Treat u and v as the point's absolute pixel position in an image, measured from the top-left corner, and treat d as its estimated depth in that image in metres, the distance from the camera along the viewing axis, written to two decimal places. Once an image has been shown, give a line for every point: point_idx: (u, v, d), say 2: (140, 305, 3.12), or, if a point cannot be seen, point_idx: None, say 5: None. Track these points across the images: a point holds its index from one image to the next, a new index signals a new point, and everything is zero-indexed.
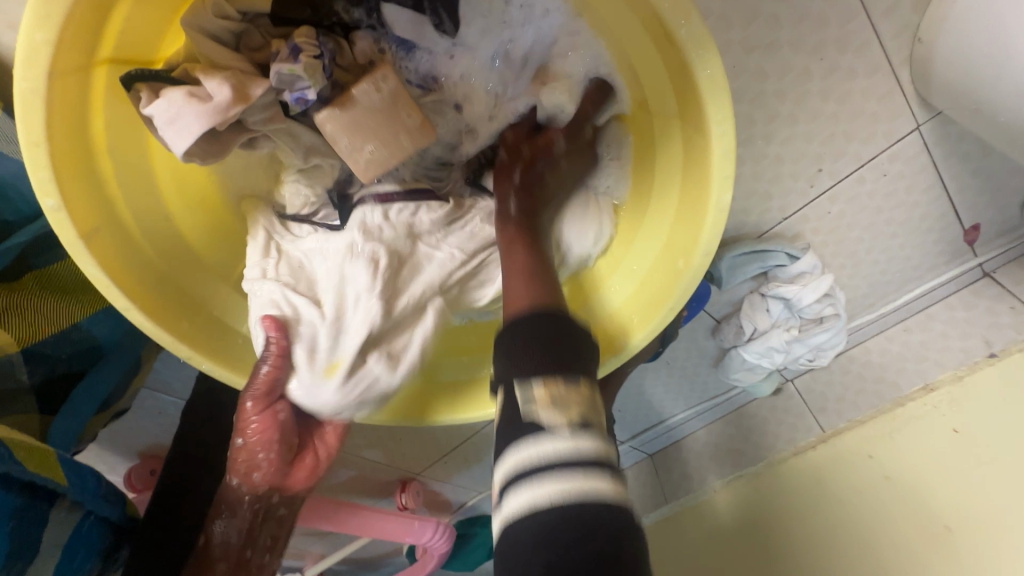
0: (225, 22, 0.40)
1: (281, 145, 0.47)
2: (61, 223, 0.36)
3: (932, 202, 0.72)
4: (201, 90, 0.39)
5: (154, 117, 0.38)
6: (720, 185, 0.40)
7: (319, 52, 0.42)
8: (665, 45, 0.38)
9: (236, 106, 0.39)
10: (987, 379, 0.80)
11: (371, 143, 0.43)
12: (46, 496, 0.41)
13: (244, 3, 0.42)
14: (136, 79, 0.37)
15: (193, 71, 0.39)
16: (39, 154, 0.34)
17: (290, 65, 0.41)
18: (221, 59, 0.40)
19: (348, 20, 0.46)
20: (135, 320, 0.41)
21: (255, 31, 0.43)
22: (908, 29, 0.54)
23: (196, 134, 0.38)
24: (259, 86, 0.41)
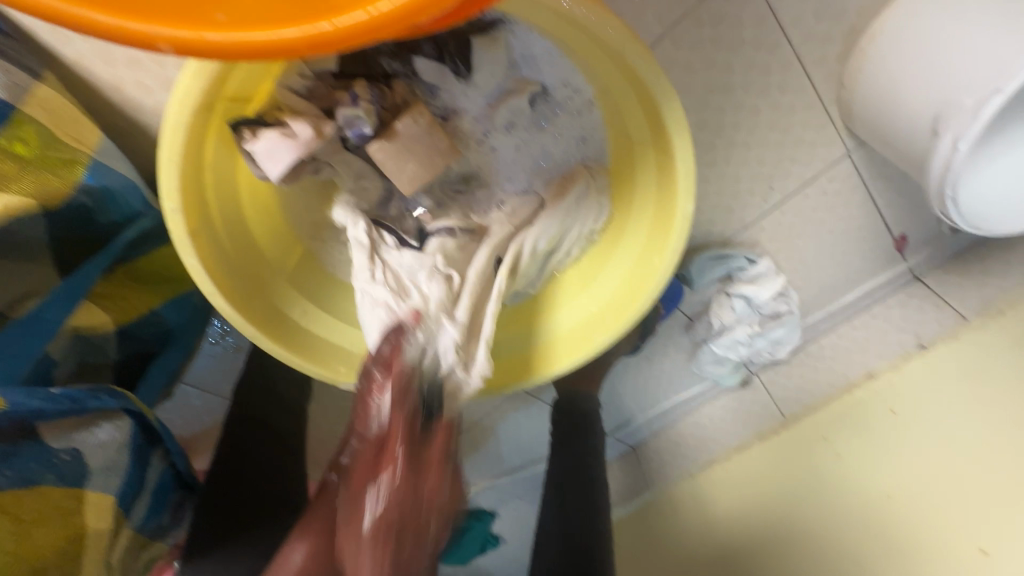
0: (304, 80, 0.51)
1: (339, 172, 0.57)
2: (177, 221, 0.46)
3: (866, 215, 0.86)
4: (290, 130, 0.49)
5: (257, 152, 0.49)
6: (683, 198, 0.52)
7: (373, 98, 0.52)
8: (640, 91, 0.49)
9: (317, 141, 0.49)
10: (918, 369, 0.95)
11: (412, 170, 0.53)
12: (152, 442, 0.58)
13: (314, 62, 0.51)
14: (241, 123, 0.48)
15: (281, 117, 0.50)
16: (172, 168, 0.44)
17: (352, 109, 0.51)
18: (302, 107, 0.50)
19: (388, 72, 0.55)
20: (217, 301, 0.52)
21: (321, 84, 0.52)
22: (833, 76, 0.68)
23: (288, 163, 0.49)
24: (329, 125, 0.51)
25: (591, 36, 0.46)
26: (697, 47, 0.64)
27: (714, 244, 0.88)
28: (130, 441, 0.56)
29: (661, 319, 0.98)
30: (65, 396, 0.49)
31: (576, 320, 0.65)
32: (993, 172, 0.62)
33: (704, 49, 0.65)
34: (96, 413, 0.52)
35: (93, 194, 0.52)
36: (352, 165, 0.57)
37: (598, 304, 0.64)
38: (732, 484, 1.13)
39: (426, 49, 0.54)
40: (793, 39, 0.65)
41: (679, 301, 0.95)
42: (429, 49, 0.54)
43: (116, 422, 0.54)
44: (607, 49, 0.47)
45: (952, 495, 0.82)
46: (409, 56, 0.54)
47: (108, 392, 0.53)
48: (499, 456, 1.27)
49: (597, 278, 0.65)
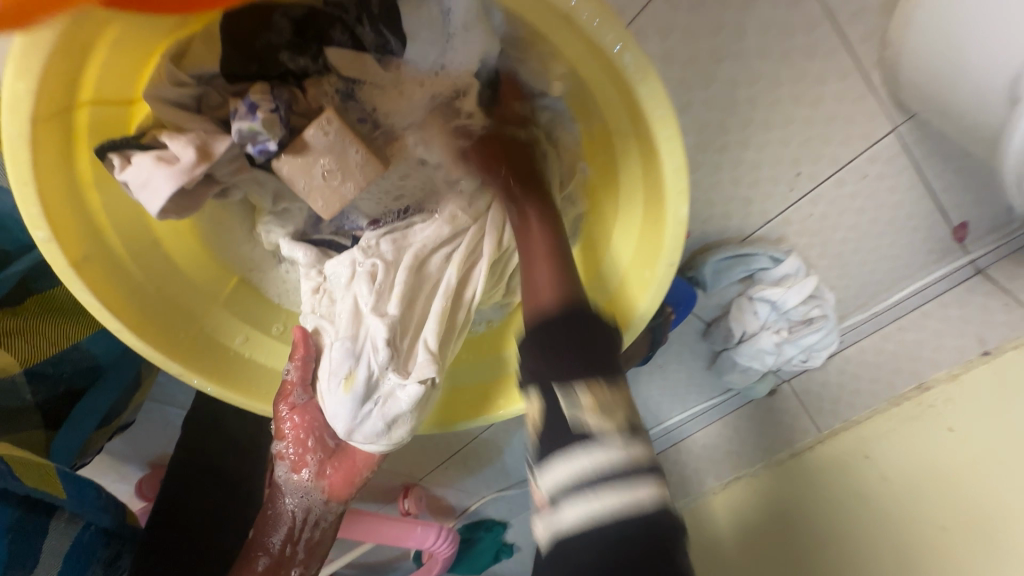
0: (181, 89, 0.43)
1: (249, 191, 0.51)
2: (53, 253, 0.39)
3: (917, 201, 0.72)
4: (168, 153, 0.42)
5: (129, 181, 0.41)
6: (676, 199, 0.41)
7: (274, 105, 0.44)
8: (607, 67, 0.38)
9: (201, 164, 0.42)
10: (980, 380, 0.81)
11: (331, 190, 0.45)
12: (43, 510, 0.44)
13: (196, 66, 0.44)
14: (108, 147, 0.40)
15: (160, 135, 0.43)
16: (27, 192, 0.37)
17: (248, 122, 0.43)
18: (186, 123, 0.44)
19: (295, 70, 0.47)
20: (131, 341, 0.44)
21: (213, 90, 0.46)
22: (875, 34, 0.55)
23: (163, 194, 0.41)
24: (221, 143, 0.44)
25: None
26: (700, 7, 0.52)
27: (732, 242, 0.76)
28: None
29: (673, 328, 0.86)
30: None
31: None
32: None
33: (709, 10, 0.53)
34: None
35: None
36: (265, 184, 0.52)
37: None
38: (769, 505, 1.00)
39: (337, 37, 0.47)
40: None
41: (693, 307, 0.83)
42: (341, 36, 0.47)
43: None
44: (564, 23, 0.37)
45: None
46: (315, 50, 0.47)
47: None
48: (506, 470, 1.18)
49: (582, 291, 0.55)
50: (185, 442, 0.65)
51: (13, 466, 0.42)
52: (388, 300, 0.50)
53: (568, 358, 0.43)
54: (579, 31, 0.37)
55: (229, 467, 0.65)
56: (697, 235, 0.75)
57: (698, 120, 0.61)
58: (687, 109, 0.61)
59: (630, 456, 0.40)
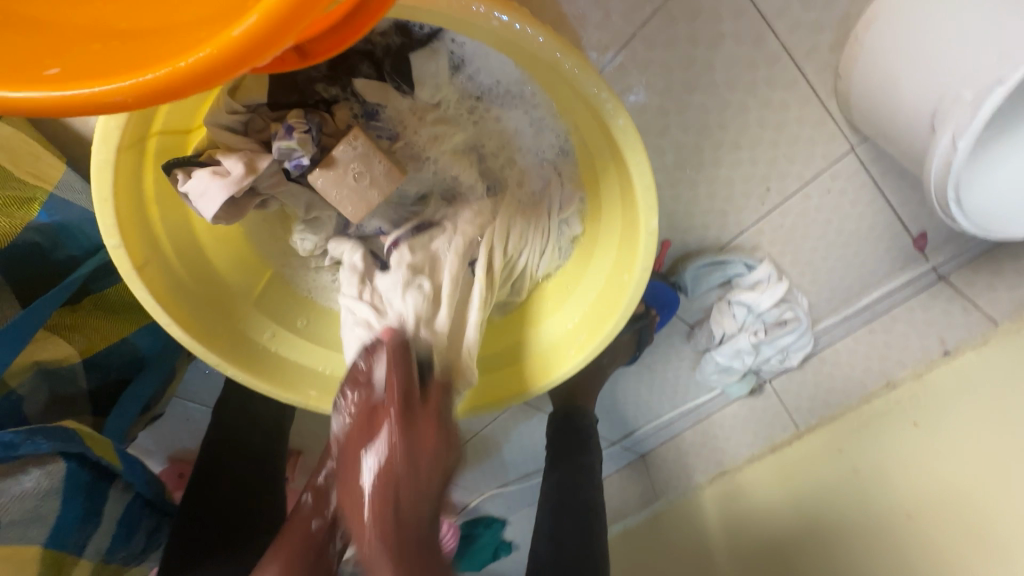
0: (234, 115, 0.50)
1: (287, 202, 0.56)
2: (120, 257, 0.46)
3: (877, 214, 0.80)
4: (222, 167, 0.49)
5: (189, 192, 0.48)
6: (646, 214, 0.48)
7: (308, 127, 0.50)
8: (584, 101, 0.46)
9: (248, 176, 0.49)
10: (945, 378, 0.88)
11: (359, 196, 0.53)
12: (107, 476, 0.56)
13: (246, 96, 0.51)
14: (174, 165, 0.48)
15: (214, 155, 0.50)
16: (106, 207, 0.44)
17: (286, 141, 0.50)
18: (236, 143, 0.50)
19: (327, 97, 0.54)
20: (176, 333, 0.52)
21: (258, 116, 0.52)
22: (829, 67, 0.63)
23: (219, 200, 0.48)
24: (264, 159, 0.51)
25: (520, 52, 0.43)
26: (673, 45, 0.60)
27: (711, 250, 0.83)
28: (66, 480, 0.52)
29: (659, 329, 0.93)
30: None
31: (545, 338, 0.63)
32: (991, 175, 0.57)
33: (681, 47, 0.60)
34: (30, 457, 0.50)
35: (46, 232, 0.56)
36: (299, 195, 0.56)
37: (572, 322, 0.61)
38: (759, 498, 1.05)
39: (364, 69, 0.53)
40: (779, 31, 0.60)
41: (677, 310, 0.90)
42: (368, 68, 0.53)
43: (47, 470, 0.51)
44: (550, 66, 0.44)
45: (984, 507, 0.75)
46: (346, 80, 0.53)
47: (45, 435, 0.50)
48: (504, 466, 1.24)
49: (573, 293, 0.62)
50: (218, 424, 0.72)
51: (86, 439, 0.54)
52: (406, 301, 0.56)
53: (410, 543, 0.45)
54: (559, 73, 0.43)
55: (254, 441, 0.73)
56: (678, 244, 0.82)
57: (676, 141, 0.69)
58: (666, 132, 0.68)
59: None
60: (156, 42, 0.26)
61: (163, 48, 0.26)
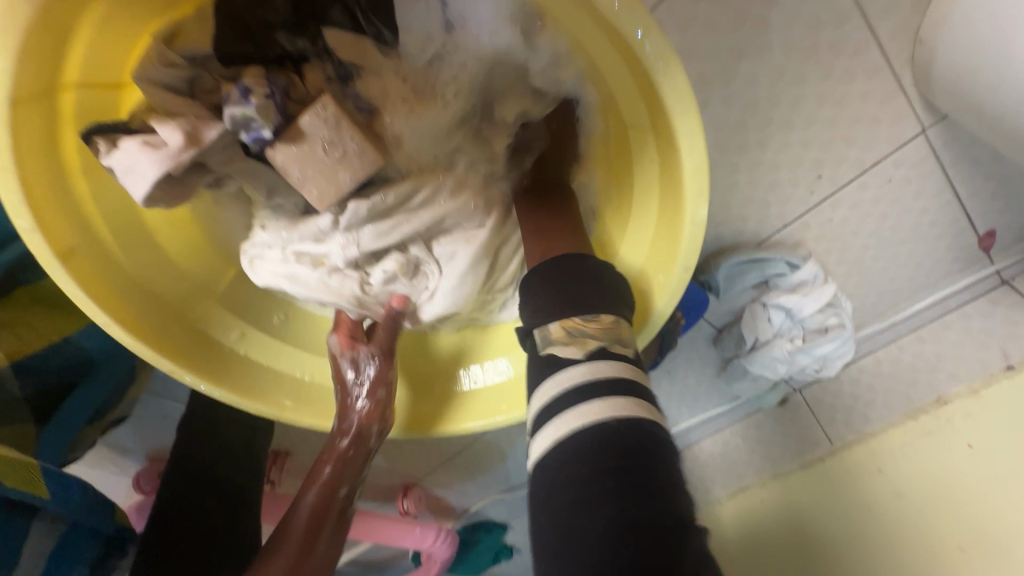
0: (174, 71, 0.41)
1: (246, 184, 0.46)
2: (36, 241, 0.37)
3: (941, 208, 0.69)
4: (156, 138, 0.39)
5: (114, 166, 0.38)
6: (695, 200, 0.38)
7: (270, 90, 0.42)
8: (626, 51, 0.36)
9: (189, 149, 0.39)
10: (1005, 394, 0.77)
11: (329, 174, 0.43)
12: (25, 511, 0.44)
13: (187, 47, 0.41)
14: (95, 131, 0.38)
15: (149, 122, 0.40)
16: (9, 179, 0.35)
17: (242, 107, 0.41)
18: (178, 107, 0.41)
19: (292, 51, 0.45)
20: (117, 335, 0.42)
21: (206, 73, 0.43)
22: (906, 30, 0.52)
23: (149, 177, 0.38)
24: (212, 128, 0.41)
25: None
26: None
27: (747, 246, 0.73)
28: None
29: (682, 332, 0.83)
30: None
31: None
32: None
33: (732, 1, 0.50)
34: None
35: None
36: (260, 176, 0.45)
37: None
38: (782, 512, 0.95)
39: (336, 16, 0.45)
40: None
41: (703, 312, 0.80)
42: (340, 15, 0.45)
43: None
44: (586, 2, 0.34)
45: None
46: (313, 33, 0.45)
47: None
48: (506, 473, 1.15)
49: None
50: (175, 455, 0.61)
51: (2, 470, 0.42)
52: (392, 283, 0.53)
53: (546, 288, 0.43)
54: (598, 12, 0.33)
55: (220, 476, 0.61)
56: (711, 238, 0.72)
57: (716, 118, 0.59)
58: (705, 107, 0.58)
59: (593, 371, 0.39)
60: None
61: None
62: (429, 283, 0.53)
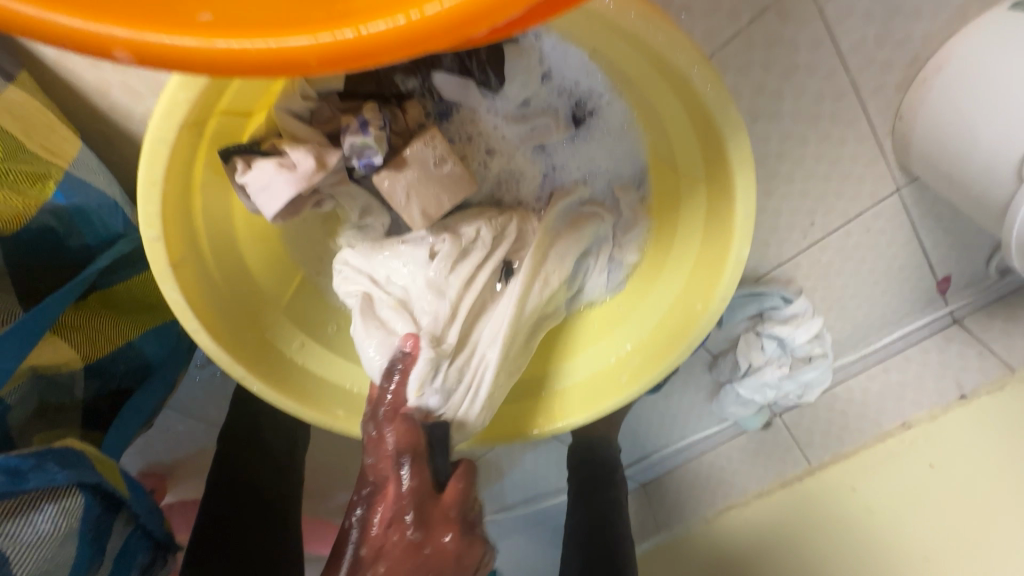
0: (306, 101, 0.45)
1: (341, 204, 0.50)
2: (156, 252, 0.40)
3: (909, 256, 0.81)
4: (289, 160, 0.44)
5: (250, 184, 0.43)
6: (740, 242, 0.47)
7: (383, 123, 0.46)
8: (692, 105, 0.44)
9: (318, 172, 0.44)
10: (961, 420, 0.88)
11: (435, 200, 0.48)
12: (113, 508, 0.48)
13: (318, 82, 0.46)
14: (234, 152, 0.43)
15: (279, 145, 0.44)
16: (150, 192, 0.38)
17: (361, 136, 0.45)
18: (303, 134, 0.45)
19: (403, 90, 0.49)
20: (202, 340, 0.46)
21: (326, 106, 0.47)
22: (890, 107, 0.63)
23: (284, 197, 0.43)
24: (333, 155, 0.46)
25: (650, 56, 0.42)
26: (748, 70, 0.58)
27: (746, 281, 0.82)
28: (77, 519, 0.44)
29: None
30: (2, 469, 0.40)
31: (578, 373, 0.59)
32: None
33: (754, 74, 0.59)
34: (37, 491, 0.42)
35: (61, 215, 0.49)
36: (357, 197, 0.51)
37: (620, 352, 0.58)
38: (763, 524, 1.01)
39: (447, 62, 0.47)
40: (851, 67, 0.59)
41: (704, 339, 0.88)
42: (451, 62, 0.48)
43: (59, 502, 0.43)
44: (671, 75, 0.42)
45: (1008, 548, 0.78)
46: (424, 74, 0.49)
47: (57, 460, 0.43)
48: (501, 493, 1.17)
49: (628, 316, 0.58)
50: (217, 468, 0.63)
51: (96, 463, 0.47)
52: (451, 323, 0.48)
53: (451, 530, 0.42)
54: (682, 80, 0.42)
55: (263, 483, 0.63)
56: None
57: None
58: None
59: None
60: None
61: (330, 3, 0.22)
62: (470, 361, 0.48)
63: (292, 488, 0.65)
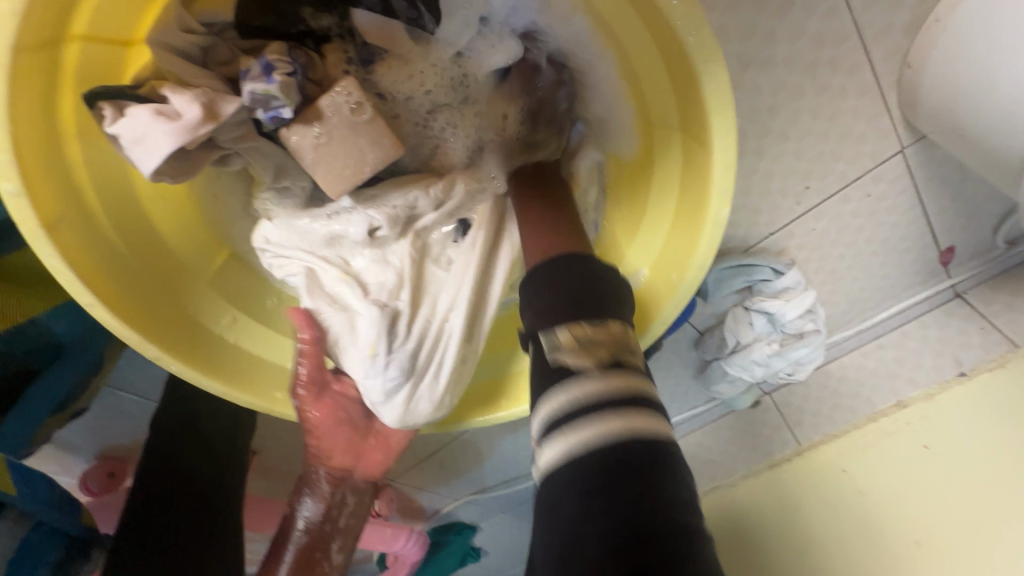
0: (194, 38, 0.40)
1: (253, 162, 0.45)
2: (22, 210, 0.35)
3: (912, 224, 0.74)
4: (170, 108, 0.38)
5: (120, 136, 0.37)
6: (719, 200, 0.40)
7: (291, 68, 0.42)
8: (662, 36, 0.37)
9: (207, 124, 0.38)
10: (957, 399, 0.82)
11: (342, 162, 0.43)
12: None
13: (204, 16, 0.42)
14: (100, 96, 0.36)
15: (159, 88, 0.39)
16: (1, 134, 0.33)
17: (263, 84, 0.40)
18: (193, 78, 0.40)
19: (314, 27, 0.45)
20: (101, 316, 0.39)
21: (223, 45, 0.42)
22: (898, 53, 0.56)
23: (163, 153, 0.36)
24: (228, 103, 0.39)
25: None
26: (736, 7, 0.51)
27: (734, 252, 0.76)
28: None
29: (667, 334, 0.86)
30: None
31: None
32: None
33: (744, 12, 0.52)
34: None
35: None
36: (270, 156, 0.45)
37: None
38: (748, 505, 1.00)
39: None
40: (854, 4, 0.52)
41: (689, 314, 0.83)
42: None
43: None
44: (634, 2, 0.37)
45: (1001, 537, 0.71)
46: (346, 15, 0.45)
47: None
48: (481, 475, 1.13)
49: None
50: (149, 455, 0.59)
51: None
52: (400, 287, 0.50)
53: (550, 294, 0.43)
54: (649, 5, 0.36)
55: (201, 474, 0.60)
56: None
57: None
58: None
59: (606, 386, 0.40)
60: None
61: None
62: (435, 329, 0.48)
63: (235, 475, 0.62)
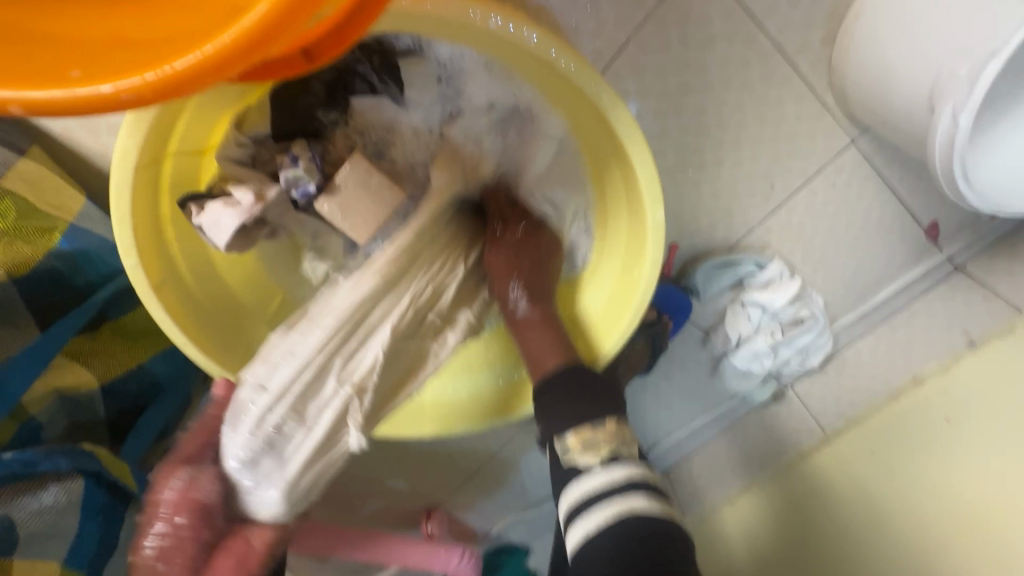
0: (241, 147, 0.55)
1: (295, 230, 0.60)
2: (137, 276, 0.48)
3: (886, 206, 0.79)
4: (233, 199, 0.53)
5: (203, 224, 0.52)
6: (653, 206, 0.51)
7: (312, 156, 0.56)
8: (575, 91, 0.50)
9: (258, 204, 0.53)
10: (971, 369, 0.84)
11: (361, 215, 0.56)
12: (123, 500, 0.59)
13: (251, 130, 0.56)
14: (188, 198, 0.52)
15: (225, 187, 0.54)
16: (125, 226, 0.47)
17: (292, 170, 0.55)
18: (243, 175, 0.55)
19: (326, 121, 0.59)
20: (191, 353, 0.52)
21: (263, 148, 0.57)
22: (822, 61, 0.64)
23: (230, 229, 0.52)
24: (272, 188, 0.55)
25: (526, 54, 0.48)
26: (667, 48, 0.61)
27: (719, 252, 0.83)
28: (81, 503, 0.55)
29: (673, 336, 0.93)
30: (16, 459, 0.52)
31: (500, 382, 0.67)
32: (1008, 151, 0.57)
33: (675, 51, 0.62)
34: (46, 476, 0.53)
35: (65, 258, 0.58)
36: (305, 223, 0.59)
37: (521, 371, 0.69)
38: (787, 500, 1.01)
39: (359, 85, 0.58)
40: (769, 29, 0.61)
41: (690, 314, 0.90)
42: (361, 84, 0.58)
43: (64, 486, 0.54)
44: (550, 66, 0.48)
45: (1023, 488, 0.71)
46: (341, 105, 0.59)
47: (64, 453, 0.54)
48: (524, 490, 1.20)
49: (590, 286, 0.65)
50: None
51: (104, 460, 0.57)
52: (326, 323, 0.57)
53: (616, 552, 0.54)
54: (560, 74, 0.48)
55: None
56: (687, 247, 0.82)
57: (676, 142, 0.70)
58: (665, 135, 0.69)
59: (610, 478, 0.57)
60: (172, 42, 0.24)
61: (178, 49, 0.24)
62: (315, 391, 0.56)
63: None
